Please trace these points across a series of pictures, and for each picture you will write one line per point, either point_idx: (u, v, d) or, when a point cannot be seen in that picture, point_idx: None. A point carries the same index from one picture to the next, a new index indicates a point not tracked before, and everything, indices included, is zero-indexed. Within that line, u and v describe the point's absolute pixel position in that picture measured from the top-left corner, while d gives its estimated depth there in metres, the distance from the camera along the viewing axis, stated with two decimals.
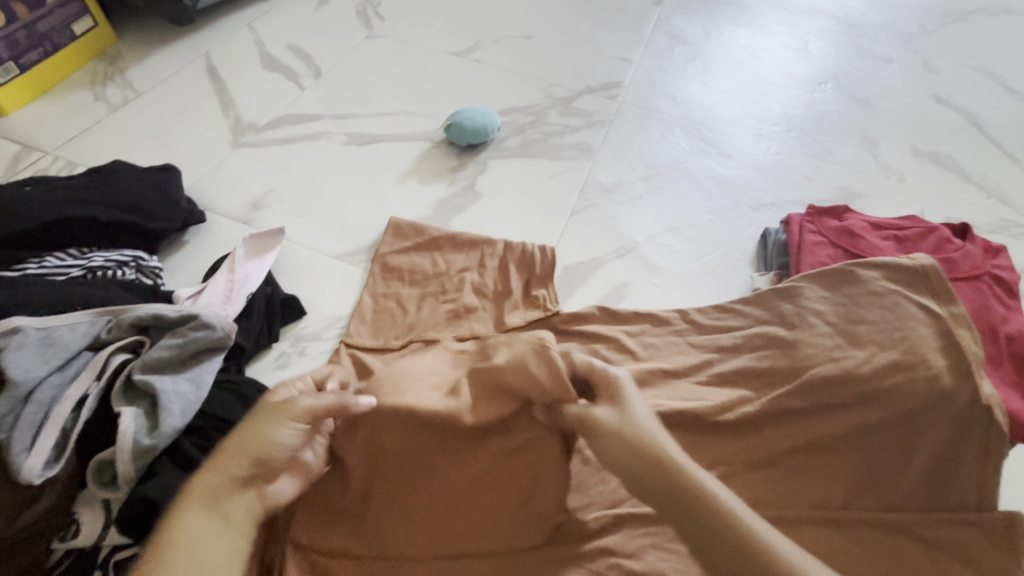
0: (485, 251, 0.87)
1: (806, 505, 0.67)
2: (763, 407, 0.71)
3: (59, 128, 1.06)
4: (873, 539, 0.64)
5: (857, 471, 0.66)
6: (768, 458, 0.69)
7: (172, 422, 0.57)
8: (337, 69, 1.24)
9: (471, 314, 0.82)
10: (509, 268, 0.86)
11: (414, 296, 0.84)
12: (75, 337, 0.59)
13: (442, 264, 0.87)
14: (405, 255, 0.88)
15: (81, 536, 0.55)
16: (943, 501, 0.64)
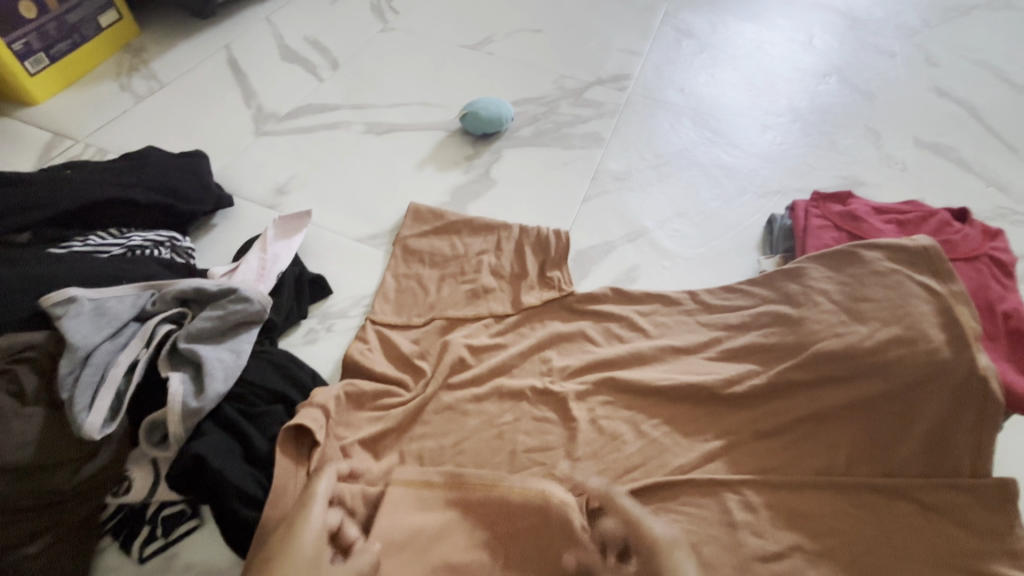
0: (502, 234, 0.91)
1: (810, 471, 0.70)
2: (770, 379, 0.74)
3: (89, 117, 1.10)
4: (873, 503, 0.68)
5: (857, 439, 0.70)
6: (774, 428, 0.73)
7: (216, 387, 0.61)
8: (354, 61, 1.28)
9: (489, 294, 0.85)
10: (525, 250, 0.89)
11: (434, 277, 0.87)
12: (124, 308, 0.63)
13: (461, 247, 0.90)
14: (425, 238, 0.91)
15: (132, 491, 0.59)
16: (940, 468, 0.68)
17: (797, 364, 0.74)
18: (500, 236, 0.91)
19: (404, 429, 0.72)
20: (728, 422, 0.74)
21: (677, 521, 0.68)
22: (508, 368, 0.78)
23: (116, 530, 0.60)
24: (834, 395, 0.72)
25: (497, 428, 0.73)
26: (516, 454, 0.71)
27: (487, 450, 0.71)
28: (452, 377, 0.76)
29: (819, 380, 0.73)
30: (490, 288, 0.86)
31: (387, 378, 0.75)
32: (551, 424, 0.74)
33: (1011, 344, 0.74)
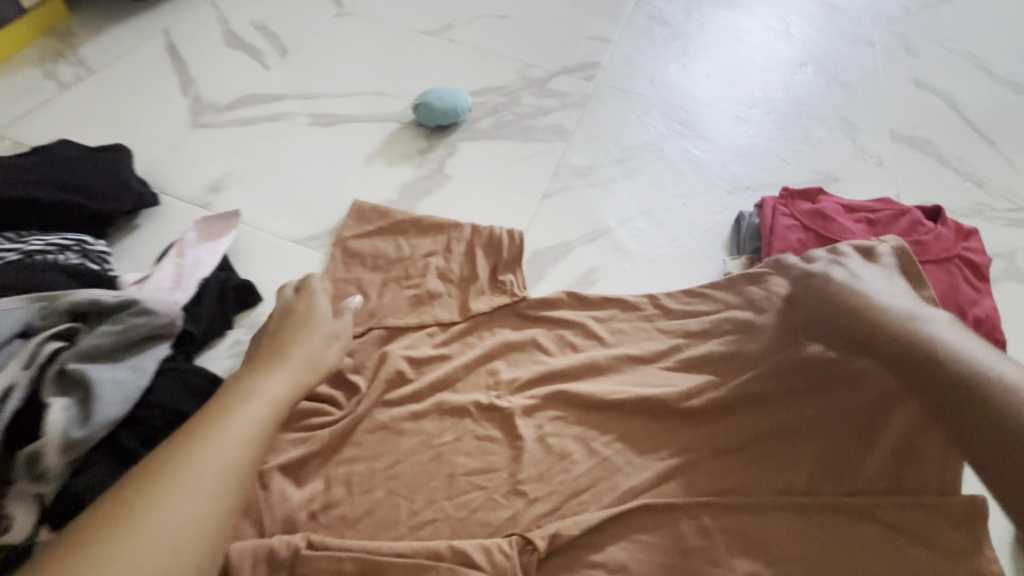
0: (454, 234, 0.85)
1: (769, 491, 0.65)
2: (731, 391, 0.70)
3: (7, 106, 1.01)
4: (837, 526, 0.62)
5: (819, 456, 0.66)
6: (734, 444, 0.68)
7: (107, 412, 0.55)
8: (304, 48, 1.20)
9: (436, 300, 0.79)
10: (475, 251, 0.83)
11: (375, 282, 0.81)
12: (3, 325, 0.55)
13: (407, 249, 0.84)
14: (368, 238, 0.85)
15: (11, 532, 0.49)
16: (905, 485, 0.64)
17: (759, 374, 0.70)
18: (449, 237, 0.85)
19: (331, 452, 0.66)
20: (685, 438, 0.69)
21: (627, 549, 0.62)
22: (451, 382, 0.72)
23: None
24: (794, 408, 0.68)
25: (435, 449, 0.67)
26: (455, 477, 0.66)
27: (423, 474, 0.65)
28: (388, 393, 0.70)
29: (778, 392, 0.69)
30: (436, 294, 0.80)
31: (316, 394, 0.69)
32: (494, 443, 0.68)
33: None
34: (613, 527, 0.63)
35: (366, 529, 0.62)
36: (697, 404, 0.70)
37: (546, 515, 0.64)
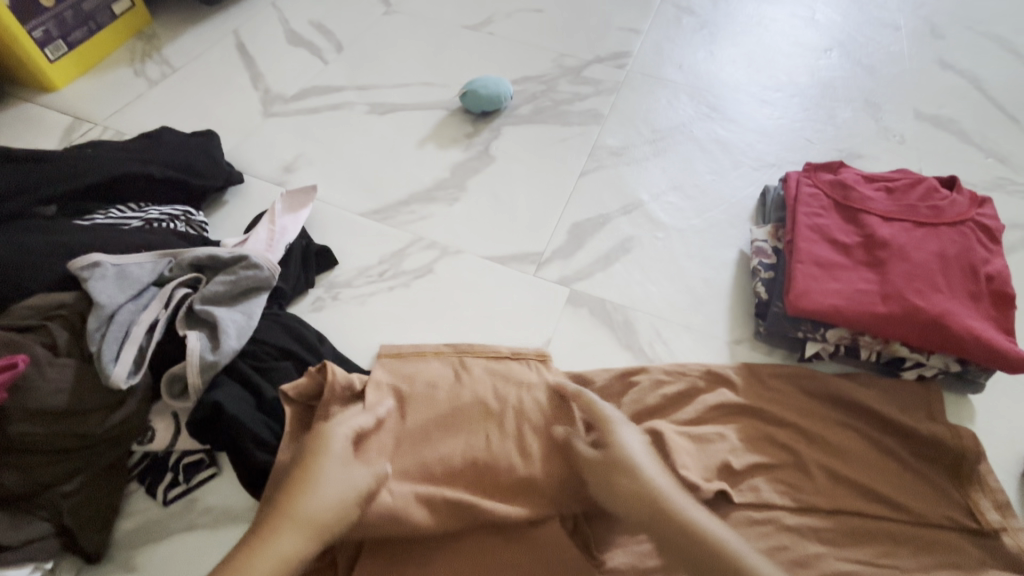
0: (534, 362, 0.76)
1: (843, 498, 0.68)
2: (740, 381, 0.77)
3: (106, 101, 1.15)
4: (909, 536, 0.66)
5: (840, 426, 0.73)
6: (797, 470, 0.70)
7: (230, 343, 0.66)
8: (358, 43, 1.31)
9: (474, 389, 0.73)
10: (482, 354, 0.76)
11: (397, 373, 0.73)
12: (144, 273, 0.68)
13: (466, 375, 0.74)
14: (433, 363, 0.75)
15: (155, 440, 0.65)
16: (909, 444, 0.71)
17: (769, 375, 0.78)
18: (528, 355, 0.77)
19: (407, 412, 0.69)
20: (730, 422, 0.74)
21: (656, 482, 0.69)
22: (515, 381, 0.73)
23: (142, 476, 0.65)
24: (841, 439, 0.72)
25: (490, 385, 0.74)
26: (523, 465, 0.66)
27: (493, 467, 0.66)
28: (449, 438, 0.68)
29: (817, 410, 0.75)
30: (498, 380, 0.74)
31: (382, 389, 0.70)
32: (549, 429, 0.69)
33: (995, 304, 0.75)
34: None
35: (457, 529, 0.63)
36: (743, 413, 0.75)
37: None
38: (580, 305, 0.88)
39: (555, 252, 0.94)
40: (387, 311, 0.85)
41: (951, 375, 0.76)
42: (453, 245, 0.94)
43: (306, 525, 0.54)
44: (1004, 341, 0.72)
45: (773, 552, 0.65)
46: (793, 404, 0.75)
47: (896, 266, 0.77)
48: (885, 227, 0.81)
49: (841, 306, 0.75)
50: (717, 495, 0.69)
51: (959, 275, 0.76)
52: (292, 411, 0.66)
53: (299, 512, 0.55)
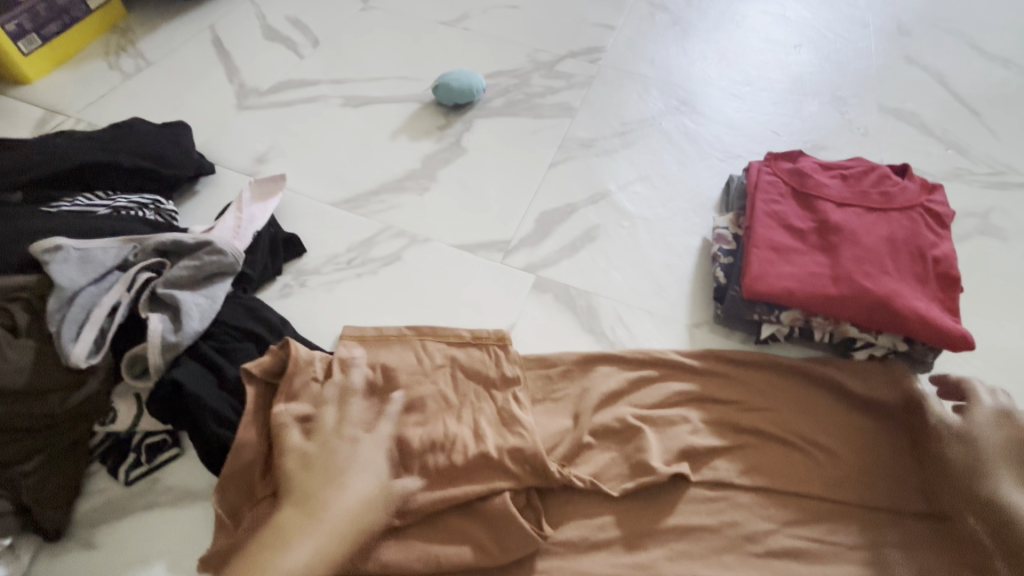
0: (495, 348, 0.77)
1: (797, 479, 0.70)
2: (704, 363, 0.78)
3: (80, 94, 1.15)
4: (860, 514, 0.68)
5: (799, 406, 0.75)
6: (757, 451, 0.72)
7: (193, 325, 0.68)
8: (334, 38, 1.32)
9: (438, 373, 0.74)
10: (447, 343, 0.77)
11: (361, 356, 0.74)
12: (108, 258, 0.69)
13: (427, 360, 0.75)
14: (397, 347, 0.76)
15: (118, 421, 0.66)
16: (865, 424, 0.74)
17: (732, 357, 0.79)
18: (491, 340, 0.77)
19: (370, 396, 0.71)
20: (691, 405, 0.75)
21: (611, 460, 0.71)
22: (479, 367, 0.75)
23: (104, 456, 0.67)
24: (800, 421, 0.74)
25: (453, 366, 0.75)
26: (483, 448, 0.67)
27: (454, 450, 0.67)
28: (404, 419, 0.70)
29: (778, 394, 0.76)
30: (461, 365, 0.75)
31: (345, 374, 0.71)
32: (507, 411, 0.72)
33: (941, 286, 0.78)
34: (630, 498, 0.69)
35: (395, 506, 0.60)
36: (706, 399, 0.76)
37: (559, 457, 0.71)
38: (545, 291, 0.90)
39: (522, 241, 0.96)
40: (354, 297, 0.87)
41: (901, 355, 0.79)
42: (422, 234, 0.96)
43: (342, 519, 0.61)
44: (948, 321, 0.75)
45: (724, 528, 0.67)
46: (749, 386, 0.77)
47: (847, 250, 0.79)
48: (838, 212, 0.83)
49: (794, 289, 0.77)
50: (677, 476, 0.70)
51: (907, 259, 0.78)
52: (253, 390, 0.67)
53: (322, 510, 0.61)
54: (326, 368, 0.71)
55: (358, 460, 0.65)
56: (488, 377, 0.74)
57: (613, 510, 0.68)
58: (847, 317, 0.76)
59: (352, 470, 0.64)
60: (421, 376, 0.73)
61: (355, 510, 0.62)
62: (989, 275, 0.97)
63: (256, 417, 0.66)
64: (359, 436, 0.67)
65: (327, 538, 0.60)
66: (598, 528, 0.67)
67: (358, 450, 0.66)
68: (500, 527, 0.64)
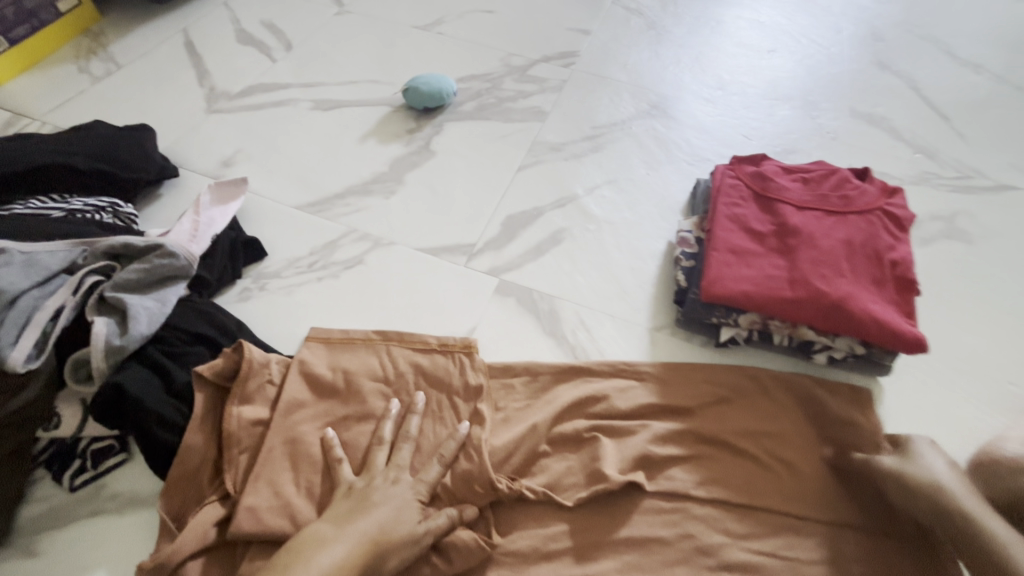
0: (461, 355, 0.75)
1: (756, 492, 0.69)
2: (664, 372, 0.78)
3: (47, 97, 1.15)
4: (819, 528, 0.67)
5: (763, 417, 0.75)
6: (715, 464, 0.71)
7: (140, 329, 0.67)
8: (307, 42, 1.32)
9: (400, 381, 0.73)
10: (411, 349, 0.75)
11: (322, 361, 0.73)
12: (54, 261, 0.68)
13: (390, 367, 0.74)
14: (360, 352, 0.75)
15: (62, 427, 0.65)
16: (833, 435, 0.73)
17: (693, 367, 0.79)
18: (456, 348, 0.75)
19: (324, 404, 0.70)
20: (653, 415, 0.75)
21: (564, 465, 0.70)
22: (443, 374, 0.74)
23: (48, 462, 0.66)
24: (762, 431, 0.73)
25: (415, 374, 0.73)
26: (437, 457, 0.67)
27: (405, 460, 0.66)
28: (360, 426, 0.69)
29: (740, 405, 0.76)
30: (426, 372, 0.74)
31: (302, 382, 0.70)
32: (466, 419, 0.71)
33: (898, 289, 0.78)
34: (586, 509, 0.68)
35: (335, 512, 0.59)
36: (667, 409, 0.75)
37: (512, 468, 0.69)
38: (507, 294, 0.89)
39: (486, 244, 0.96)
40: (314, 301, 0.86)
41: (860, 359, 0.79)
42: (386, 237, 0.95)
43: (359, 542, 0.56)
44: (903, 324, 0.75)
45: (678, 541, 0.66)
46: (710, 396, 0.76)
47: (804, 253, 0.79)
48: (797, 216, 0.83)
49: (751, 291, 0.77)
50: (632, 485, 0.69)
51: (863, 262, 0.79)
52: (202, 393, 0.66)
53: (340, 531, 0.57)
54: (281, 373, 0.70)
55: (386, 492, 0.62)
56: (448, 384, 0.73)
57: (565, 522, 0.67)
58: (803, 319, 0.76)
59: (371, 499, 0.61)
60: (385, 386, 0.72)
61: (371, 531, 0.57)
62: (955, 277, 0.96)
63: (202, 424, 0.65)
64: (397, 473, 0.64)
65: (341, 561, 0.54)
66: (549, 538, 0.66)
67: (387, 483, 0.63)
68: (449, 540, 0.63)
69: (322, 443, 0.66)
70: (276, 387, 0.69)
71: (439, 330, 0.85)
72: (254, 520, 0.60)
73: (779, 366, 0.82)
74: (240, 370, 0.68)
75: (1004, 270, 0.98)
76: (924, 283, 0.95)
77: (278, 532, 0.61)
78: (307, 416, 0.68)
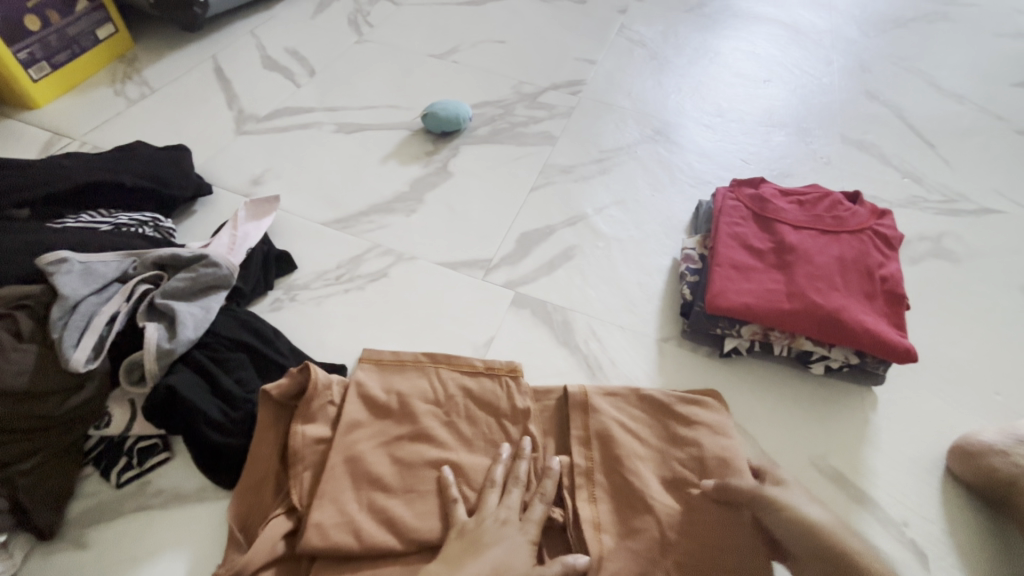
0: (507, 378, 0.78)
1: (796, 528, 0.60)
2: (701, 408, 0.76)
3: (86, 119, 1.21)
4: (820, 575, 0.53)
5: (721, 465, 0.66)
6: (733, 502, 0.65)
7: (187, 333, 0.72)
8: (330, 69, 1.40)
9: (450, 403, 0.75)
10: (461, 372, 0.78)
11: (377, 382, 0.75)
12: (108, 270, 0.74)
13: (440, 390, 0.76)
14: (411, 374, 0.77)
15: (112, 425, 0.70)
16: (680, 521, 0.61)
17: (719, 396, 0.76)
18: (503, 371, 0.78)
19: (382, 424, 0.72)
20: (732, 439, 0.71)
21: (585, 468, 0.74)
22: (491, 396, 0.76)
23: (96, 459, 0.71)
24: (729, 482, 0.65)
25: (466, 395, 0.76)
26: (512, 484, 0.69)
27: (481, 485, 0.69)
28: (416, 445, 0.71)
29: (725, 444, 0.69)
30: (478, 394, 0.76)
31: (360, 402, 0.73)
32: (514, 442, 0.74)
33: (888, 303, 0.84)
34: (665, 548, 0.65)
35: (449, 554, 0.62)
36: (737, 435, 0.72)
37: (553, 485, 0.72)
38: (523, 306, 0.95)
39: (502, 259, 1.02)
40: (341, 310, 0.91)
41: (854, 368, 0.84)
42: (408, 252, 1.01)
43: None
44: (893, 335, 0.80)
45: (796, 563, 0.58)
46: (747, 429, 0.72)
47: (801, 269, 0.85)
48: (794, 234, 0.89)
49: (751, 304, 0.83)
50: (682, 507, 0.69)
51: (855, 277, 0.85)
52: (268, 411, 0.70)
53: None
54: (338, 393, 0.74)
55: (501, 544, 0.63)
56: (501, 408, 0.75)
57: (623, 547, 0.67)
58: (800, 329, 0.82)
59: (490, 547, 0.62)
60: (438, 407, 0.75)
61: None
62: (942, 292, 1.03)
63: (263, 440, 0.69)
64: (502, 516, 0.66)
65: None
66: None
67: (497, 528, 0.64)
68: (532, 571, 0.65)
69: (377, 463, 0.69)
70: (333, 407, 0.72)
71: (458, 339, 0.90)
72: (323, 537, 0.63)
73: (780, 375, 0.88)
74: (305, 390, 0.71)
75: (987, 286, 1.05)
76: (913, 298, 1.02)
77: (347, 547, 0.63)
78: (356, 437, 0.70)
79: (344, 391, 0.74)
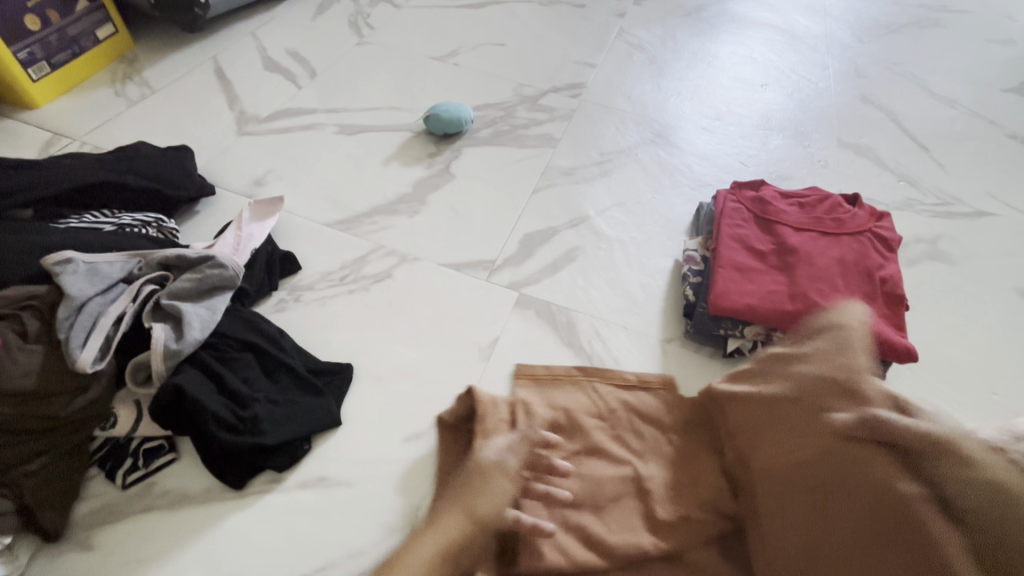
0: (660, 390, 0.85)
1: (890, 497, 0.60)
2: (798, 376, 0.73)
3: (86, 119, 1.21)
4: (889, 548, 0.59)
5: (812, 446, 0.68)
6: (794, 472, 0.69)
7: (194, 334, 0.72)
8: (331, 70, 1.40)
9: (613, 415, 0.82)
10: (607, 390, 0.84)
11: (540, 402, 0.81)
12: (114, 271, 0.73)
13: (602, 403, 0.83)
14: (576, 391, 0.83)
15: (117, 426, 0.70)
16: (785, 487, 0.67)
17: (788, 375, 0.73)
18: (656, 383, 0.86)
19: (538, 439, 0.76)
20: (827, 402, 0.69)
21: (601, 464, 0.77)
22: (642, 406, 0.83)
23: (103, 460, 0.70)
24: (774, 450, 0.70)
25: (610, 410, 0.82)
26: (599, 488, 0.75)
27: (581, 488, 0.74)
28: (591, 460, 0.78)
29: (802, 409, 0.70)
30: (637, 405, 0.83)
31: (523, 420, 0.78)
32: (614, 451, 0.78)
33: (888, 303, 0.85)
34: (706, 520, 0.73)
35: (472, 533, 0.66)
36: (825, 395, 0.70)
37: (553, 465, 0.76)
38: (527, 307, 0.95)
39: (506, 260, 1.02)
40: (345, 311, 0.91)
41: None
42: (412, 253, 1.01)
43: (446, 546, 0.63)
44: (894, 336, 0.82)
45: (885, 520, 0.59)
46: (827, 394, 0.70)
47: (803, 270, 0.86)
48: (795, 236, 0.91)
49: (754, 305, 0.84)
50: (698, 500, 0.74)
51: (855, 278, 0.86)
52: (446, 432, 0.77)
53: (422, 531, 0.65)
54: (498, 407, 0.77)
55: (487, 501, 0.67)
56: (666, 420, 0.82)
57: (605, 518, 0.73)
58: (803, 329, 0.83)
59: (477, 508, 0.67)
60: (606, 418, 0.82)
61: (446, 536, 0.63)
62: (938, 293, 1.04)
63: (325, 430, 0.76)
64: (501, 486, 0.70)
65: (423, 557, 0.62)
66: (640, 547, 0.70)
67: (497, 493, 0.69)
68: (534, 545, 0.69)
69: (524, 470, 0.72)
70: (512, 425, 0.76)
71: (463, 339, 0.90)
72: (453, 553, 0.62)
73: None
74: (478, 411, 0.76)
75: (982, 287, 1.06)
76: (911, 299, 1.03)
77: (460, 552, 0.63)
78: (496, 457, 0.71)
79: (512, 409, 0.78)
